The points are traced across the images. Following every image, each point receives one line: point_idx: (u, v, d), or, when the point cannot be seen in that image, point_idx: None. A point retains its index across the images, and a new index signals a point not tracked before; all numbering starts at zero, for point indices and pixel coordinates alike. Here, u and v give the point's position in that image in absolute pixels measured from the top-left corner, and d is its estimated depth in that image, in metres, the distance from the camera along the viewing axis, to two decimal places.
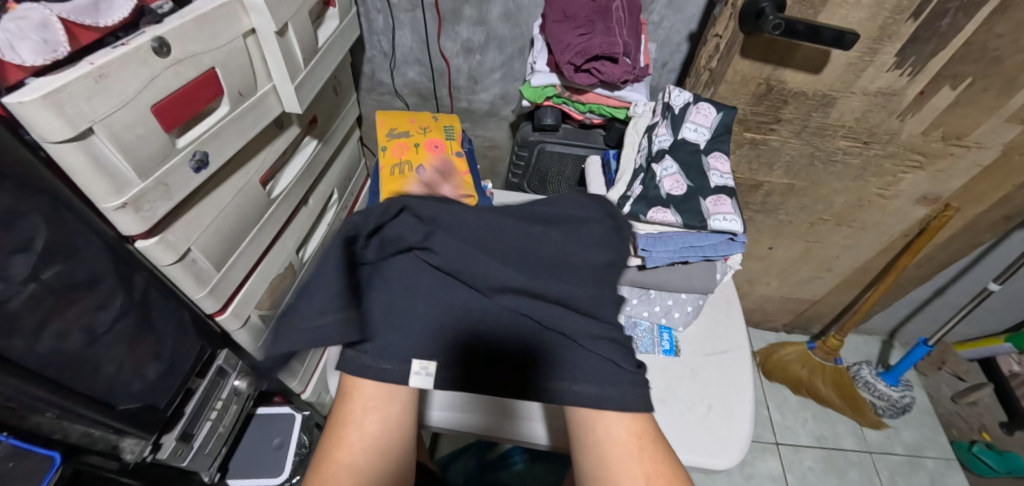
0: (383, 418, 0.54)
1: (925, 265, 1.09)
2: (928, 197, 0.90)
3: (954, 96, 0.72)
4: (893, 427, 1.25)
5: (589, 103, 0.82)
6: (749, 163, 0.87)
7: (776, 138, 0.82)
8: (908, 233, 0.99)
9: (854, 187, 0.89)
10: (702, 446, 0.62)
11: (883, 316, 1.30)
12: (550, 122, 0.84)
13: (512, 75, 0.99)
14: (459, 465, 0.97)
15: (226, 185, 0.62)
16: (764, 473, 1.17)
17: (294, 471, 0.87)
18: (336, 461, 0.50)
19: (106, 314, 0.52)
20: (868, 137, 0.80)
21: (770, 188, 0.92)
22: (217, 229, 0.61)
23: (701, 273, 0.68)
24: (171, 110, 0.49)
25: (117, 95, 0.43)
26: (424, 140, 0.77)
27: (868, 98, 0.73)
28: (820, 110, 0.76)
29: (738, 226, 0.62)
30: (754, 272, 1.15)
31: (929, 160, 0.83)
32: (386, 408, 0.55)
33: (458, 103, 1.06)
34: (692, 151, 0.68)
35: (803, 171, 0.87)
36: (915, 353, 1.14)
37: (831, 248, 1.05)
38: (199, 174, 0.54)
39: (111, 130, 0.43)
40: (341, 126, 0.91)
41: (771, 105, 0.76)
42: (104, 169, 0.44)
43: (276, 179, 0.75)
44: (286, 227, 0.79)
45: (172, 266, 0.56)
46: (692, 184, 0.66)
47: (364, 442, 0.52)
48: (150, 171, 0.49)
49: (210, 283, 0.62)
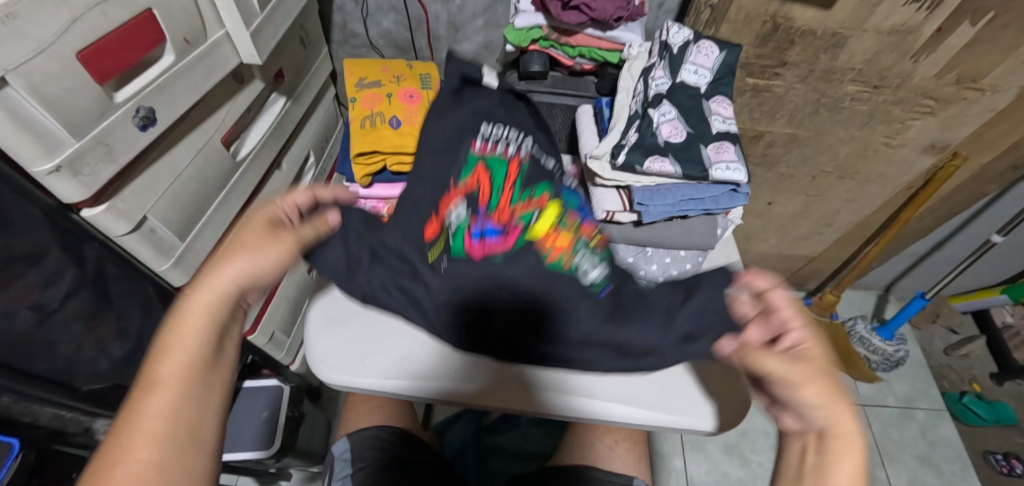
0: (162, 426, 0.33)
1: (927, 219, 1.06)
2: (935, 145, 0.85)
3: (972, 32, 0.67)
4: (886, 380, 1.24)
5: (578, 46, 0.76)
6: (751, 111, 0.81)
7: (781, 84, 0.76)
8: (913, 185, 0.96)
9: (860, 135, 0.84)
10: (704, 405, 0.56)
11: (882, 271, 1.26)
12: (538, 69, 0.78)
13: (495, 21, 0.91)
14: (454, 431, 0.99)
15: (182, 145, 0.56)
16: (759, 429, 1.17)
17: (284, 441, 0.86)
18: (129, 437, 0.31)
19: (57, 290, 0.50)
20: (878, 81, 0.74)
21: (771, 139, 0.87)
22: (175, 195, 0.56)
23: (702, 230, 0.66)
24: (102, 58, 0.43)
25: (33, 39, 0.37)
26: (397, 90, 0.72)
27: (882, 36, 0.67)
28: (829, 51, 0.70)
29: (742, 176, 0.58)
30: (752, 229, 1.12)
31: (940, 106, 0.78)
32: (178, 415, 0.34)
33: (438, 55, 0.99)
34: (691, 95, 0.63)
35: (807, 120, 0.82)
36: (912, 306, 1.12)
37: (833, 202, 1.01)
38: (146, 132, 0.49)
39: (30, 81, 0.37)
40: (311, 83, 0.85)
41: (777, 46, 0.70)
42: (30, 126, 0.39)
43: (241, 140, 0.69)
44: (259, 191, 0.75)
45: (126, 237, 0.51)
46: (692, 130, 0.61)
47: (145, 459, 0.31)
48: (85, 130, 0.43)
49: (175, 254, 0.57)
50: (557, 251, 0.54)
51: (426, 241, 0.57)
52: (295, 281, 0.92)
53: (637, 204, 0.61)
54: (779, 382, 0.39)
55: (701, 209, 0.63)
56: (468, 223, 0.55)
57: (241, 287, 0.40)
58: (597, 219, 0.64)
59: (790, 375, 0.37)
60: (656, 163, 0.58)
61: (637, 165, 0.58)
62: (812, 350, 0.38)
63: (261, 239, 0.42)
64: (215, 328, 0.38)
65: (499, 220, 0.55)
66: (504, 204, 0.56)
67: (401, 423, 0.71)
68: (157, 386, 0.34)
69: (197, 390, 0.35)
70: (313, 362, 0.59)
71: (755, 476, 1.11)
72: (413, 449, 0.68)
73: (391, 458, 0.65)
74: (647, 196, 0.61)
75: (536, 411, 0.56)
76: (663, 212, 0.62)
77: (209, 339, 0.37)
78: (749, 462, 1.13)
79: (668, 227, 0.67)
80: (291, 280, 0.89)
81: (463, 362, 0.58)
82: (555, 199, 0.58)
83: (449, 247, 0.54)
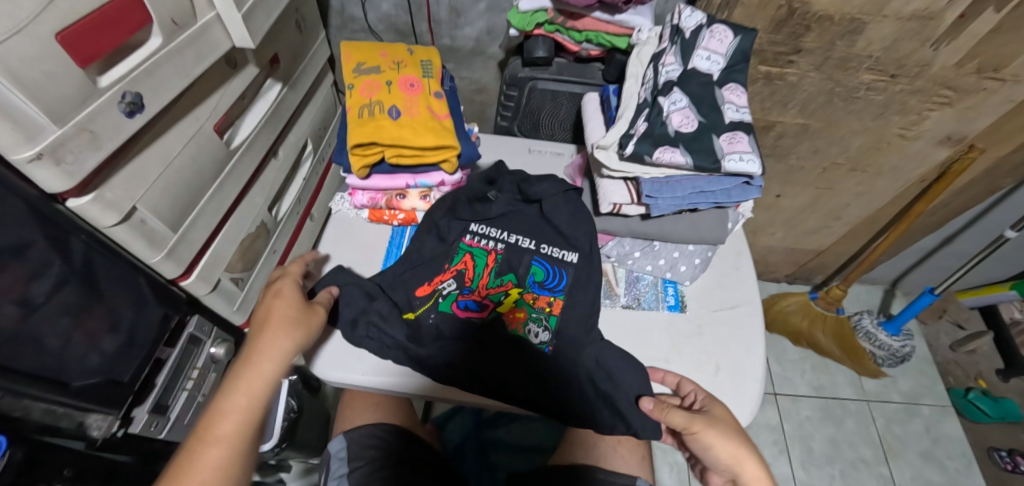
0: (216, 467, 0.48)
1: (938, 213, 1.04)
2: (952, 137, 0.83)
3: (997, 19, 0.64)
4: (890, 375, 1.23)
5: (585, 30, 0.72)
6: (763, 100, 0.79)
7: (794, 72, 0.73)
8: (926, 178, 0.93)
9: (874, 126, 0.82)
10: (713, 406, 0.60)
11: (888, 265, 1.25)
12: (542, 55, 0.76)
13: (498, 5, 0.88)
14: (455, 424, 0.97)
15: (173, 133, 0.54)
16: (762, 423, 1.16)
17: (284, 436, 0.85)
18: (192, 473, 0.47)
19: (44, 283, 0.48)
20: (896, 69, 0.71)
21: (782, 129, 0.84)
22: (166, 185, 0.54)
23: (711, 223, 0.65)
24: (83, 40, 0.41)
25: (7, 18, 0.35)
26: (397, 78, 0.70)
27: (902, 22, 0.64)
28: (846, 38, 0.67)
29: (755, 168, 0.56)
30: (759, 222, 1.10)
31: (959, 96, 0.75)
32: (225, 460, 0.48)
33: (439, 40, 0.96)
34: (703, 83, 0.61)
35: (820, 110, 0.79)
36: (920, 301, 1.10)
37: (842, 196, 0.99)
38: (133, 118, 0.46)
39: (4, 63, 0.35)
40: (309, 69, 0.82)
41: (792, 32, 0.67)
42: (9, 112, 0.36)
43: (236, 128, 0.67)
44: (255, 180, 0.73)
45: (115, 228, 0.49)
46: (704, 119, 0.59)
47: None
48: (67, 115, 0.41)
49: (167, 246, 0.56)
50: (514, 321, 0.63)
51: (416, 296, 0.65)
52: None
53: (645, 197, 0.59)
54: (705, 446, 0.53)
55: (712, 202, 0.61)
56: (457, 295, 0.65)
57: (284, 362, 0.52)
58: (603, 211, 0.63)
59: (694, 429, 0.52)
60: (666, 153, 0.55)
61: (646, 155, 0.55)
62: (717, 409, 0.54)
63: (287, 320, 0.54)
64: (264, 392, 0.51)
65: (482, 296, 0.65)
66: (482, 287, 0.66)
67: (399, 421, 0.70)
68: (214, 439, 0.48)
69: (242, 440, 0.50)
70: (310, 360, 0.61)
71: None
72: (411, 448, 0.66)
73: (388, 455, 0.64)
74: (656, 188, 0.59)
75: (539, 407, 0.58)
76: (672, 205, 0.60)
77: (258, 400, 0.50)
78: None
79: (677, 220, 0.65)
80: None
81: (463, 359, 0.61)
82: (518, 286, 0.66)
83: (437, 305, 0.64)
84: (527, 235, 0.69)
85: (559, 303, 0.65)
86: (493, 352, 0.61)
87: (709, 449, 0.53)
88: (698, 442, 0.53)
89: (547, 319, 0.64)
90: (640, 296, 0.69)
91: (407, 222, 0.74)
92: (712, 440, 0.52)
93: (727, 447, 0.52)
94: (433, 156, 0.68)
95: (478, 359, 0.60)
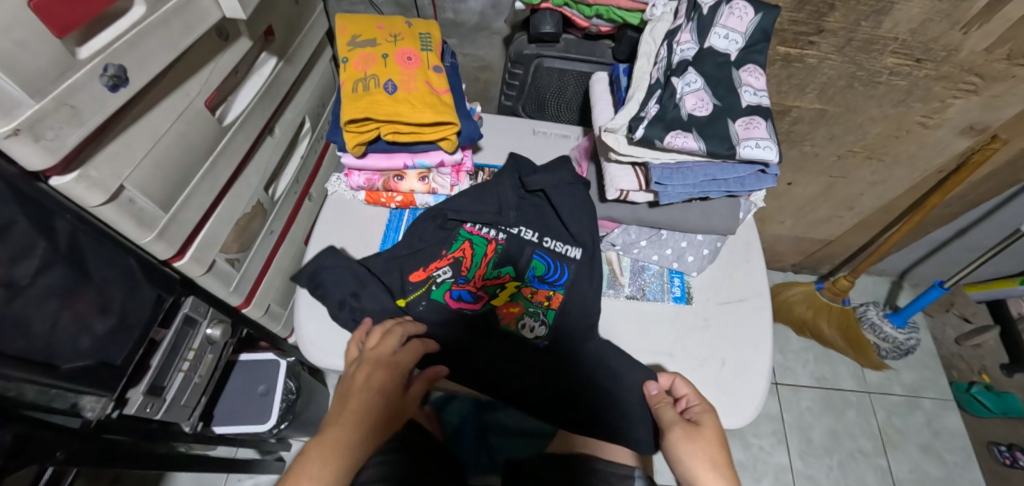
0: None
1: (954, 205, 1.01)
2: (974, 127, 0.79)
3: None
4: (893, 368, 1.22)
5: (596, 4, 0.67)
6: (779, 84, 0.75)
7: (814, 54, 0.70)
8: (943, 169, 0.90)
9: (893, 114, 0.78)
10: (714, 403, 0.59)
11: (897, 257, 1.22)
12: (550, 30, 0.71)
13: None
14: (455, 406, 0.97)
15: (161, 109, 0.51)
16: (762, 413, 1.16)
17: (281, 416, 0.86)
18: None
19: (29, 265, 0.46)
20: (922, 53, 0.68)
21: (798, 115, 0.81)
22: (156, 163, 0.52)
23: (722, 213, 0.63)
24: (61, 7, 0.38)
25: None
26: (394, 51, 0.67)
27: (933, 2, 0.61)
28: (872, 19, 0.63)
29: (773, 154, 0.53)
30: (768, 210, 1.07)
31: (986, 83, 0.72)
32: None
33: (442, 14, 0.92)
34: (720, 63, 0.57)
35: (839, 95, 0.76)
36: (929, 294, 1.07)
37: (855, 185, 0.96)
38: (116, 93, 0.44)
39: None
40: (306, 43, 0.79)
41: (814, 11, 0.64)
42: None
43: (228, 105, 0.64)
44: (249, 159, 0.70)
45: (102, 207, 0.48)
46: (719, 103, 0.56)
47: None
48: (44, 89, 0.38)
49: (158, 226, 0.54)
50: (508, 316, 0.63)
51: (410, 282, 0.63)
52: (290, 253, 0.88)
53: (653, 184, 0.56)
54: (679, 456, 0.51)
55: (724, 191, 0.59)
56: (452, 285, 0.63)
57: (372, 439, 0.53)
58: (610, 197, 0.60)
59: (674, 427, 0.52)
60: (678, 138, 0.52)
61: (657, 139, 0.53)
62: (707, 422, 0.52)
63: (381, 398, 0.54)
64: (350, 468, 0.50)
65: (477, 288, 0.64)
66: (478, 277, 0.64)
67: None
68: None
69: None
70: (302, 342, 0.61)
71: (755, 460, 1.11)
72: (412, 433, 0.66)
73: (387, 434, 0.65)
74: (665, 175, 0.56)
75: (537, 397, 0.60)
76: (681, 193, 0.58)
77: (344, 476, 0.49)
78: (751, 446, 1.12)
79: (687, 209, 0.63)
80: (287, 251, 0.86)
81: (464, 348, 0.61)
82: (516, 280, 0.65)
83: (431, 293, 0.63)
84: (531, 225, 0.66)
85: (559, 298, 0.63)
86: (492, 339, 0.62)
87: (680, 463, 0.51)
88: (671, 452, 0.52)
89: (545, 313, 0.63)
90: (644, 286, 0.67)
91: (405, 206, 0.72)
92: (691, 448, 0.50)
93: (696, 466, 0.49)
94: (430, 134, 0.65)
95: (476, 347, 0.61)
